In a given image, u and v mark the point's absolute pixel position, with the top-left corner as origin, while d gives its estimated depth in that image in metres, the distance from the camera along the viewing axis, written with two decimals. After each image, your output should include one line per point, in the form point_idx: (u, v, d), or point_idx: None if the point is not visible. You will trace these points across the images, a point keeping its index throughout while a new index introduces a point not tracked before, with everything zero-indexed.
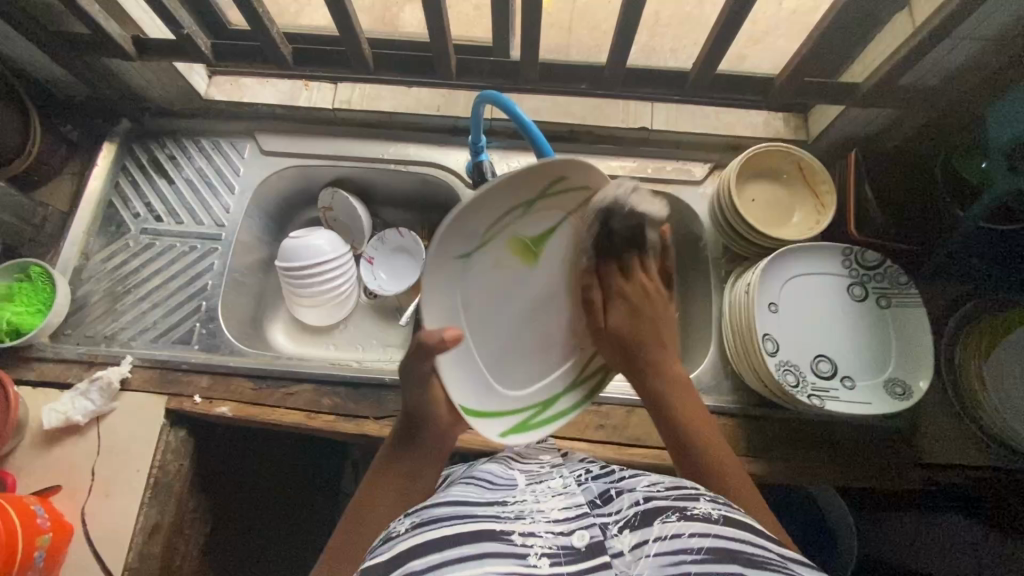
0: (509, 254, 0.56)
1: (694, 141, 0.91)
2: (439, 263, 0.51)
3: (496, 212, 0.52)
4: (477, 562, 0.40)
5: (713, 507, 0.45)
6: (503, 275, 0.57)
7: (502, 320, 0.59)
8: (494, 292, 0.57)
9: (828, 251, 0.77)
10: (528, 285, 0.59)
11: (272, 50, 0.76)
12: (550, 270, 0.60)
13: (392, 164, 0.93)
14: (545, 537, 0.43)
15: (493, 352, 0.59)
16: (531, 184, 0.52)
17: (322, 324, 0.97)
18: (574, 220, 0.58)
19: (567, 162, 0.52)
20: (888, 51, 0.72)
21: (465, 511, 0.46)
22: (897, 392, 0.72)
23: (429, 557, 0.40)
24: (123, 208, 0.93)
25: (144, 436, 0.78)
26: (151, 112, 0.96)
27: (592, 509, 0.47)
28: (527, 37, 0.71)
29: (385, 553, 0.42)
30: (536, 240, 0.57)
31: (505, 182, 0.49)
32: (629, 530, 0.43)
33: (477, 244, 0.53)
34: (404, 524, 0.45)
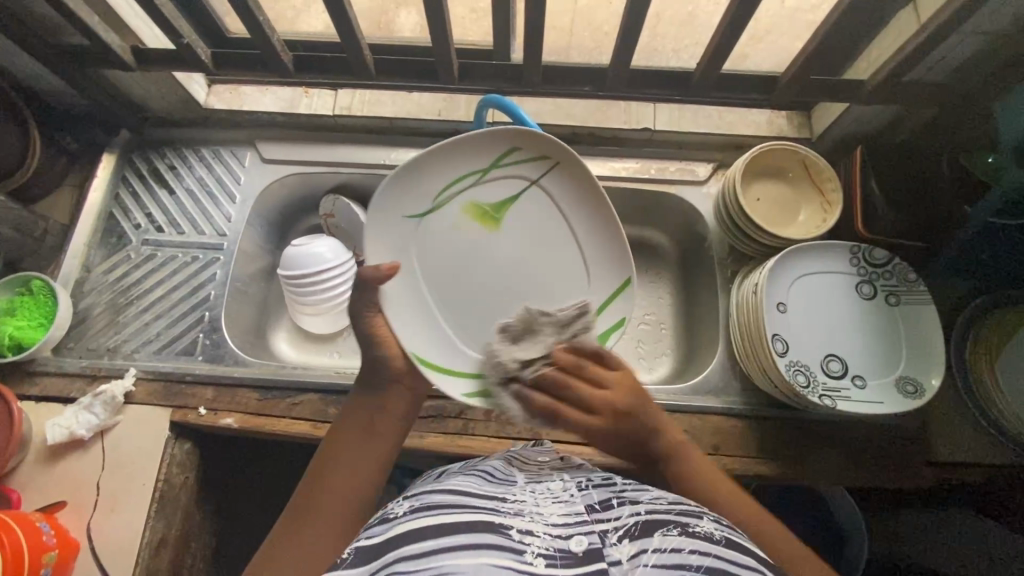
0: (468, 219, 0.62)
1: (697, 141, 0.91)
2: (394, 218, 0.59)
3: (450, 175, 0.60)
4: (470, 553, 0.40)
5: (716, 527, 0.44)
6: (461, 239, 0.61)
7: (465, 281, 0.61)
8: (452, 250, 0.61)
9: (836, 250, 0.76)
10: (490, 250, 0.62)
11: (273, 58, 0.76)
12: (516, 239, 0.63)
13: (394, 170, 0.93)
14: (542, 538, 0.43)
15: (456, 310, 0.61)
16: (477, 150, 0.60)
17: (326, 331, 0.96)
18: (534, 190, 0.63)
19: (514, 134, 0.61)
20: (893, 48, 0.71)
21: (465, 503, 0.46)
22: (909, 390, 0.71)
23: (421, 543, 0.41)
24: (124, 219, 0.92)
25: (149, 450, 0.77)
26: (151, 122, 0.96)
27: (590, 513, 0.47)
28: (529, 40, 0.70)
29: (379, 535, 0.44)
30: (495, 207, 0.62)
31: (447, 145, 0.59)
32: (628, 539, 0.43)
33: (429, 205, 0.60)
34: (405, 506, 0.47)
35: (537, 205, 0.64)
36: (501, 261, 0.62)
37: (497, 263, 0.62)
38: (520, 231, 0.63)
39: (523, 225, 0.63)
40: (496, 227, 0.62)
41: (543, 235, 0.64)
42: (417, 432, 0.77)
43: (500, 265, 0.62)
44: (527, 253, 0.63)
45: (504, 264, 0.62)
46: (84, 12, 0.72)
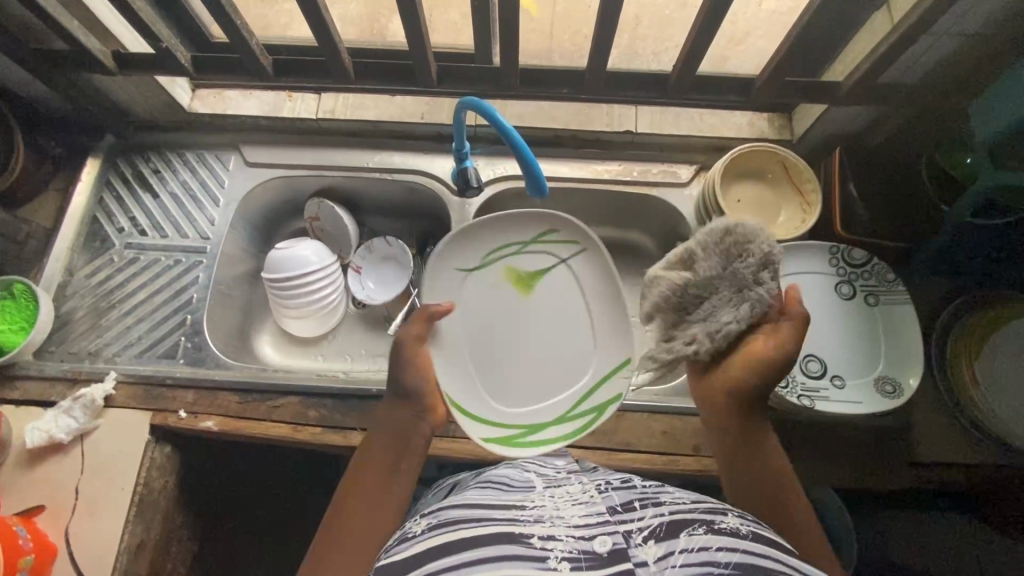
0: (505, 281, 0.70)
1: (679, 143, 0.91)
2: (444, 268, 0.69)
3: (496, 241, 0.70)
4: (493, 563, 0.41)
5: (741, 522, 0.45)
6: (497, 298, 0.70)
7: (491, 338, 0.69)
8: (487, 306, 0.70)
9: (815, 251, 0.77)
10: (517, 313, 0.70)
11: (253, 62, 0.76)
12: (542, 308, 0.70)
13: (377, 173, 0.93)
14: (565, 542, 0.43)
15: (480, 363, 0.69)
16: (523, 223, 0.69)
17: (309, 335, 0.96)
18: (564, 267, 0.70)
19: (555, 216, 0.69)
20: (867, 49, 0.72)
21: (484, 513, 0.47)
22: (888, 390, 0.71)
23: (445, 555, 0.43)
24: (108, 222, 0.92)
25: (128, 453, 0.77)
26: (136, 126, 0.96)
27: (612, 515, 0.47)
28: (506, 44, 0.71)
29: (401, 554, 0.44)
30: (531, 275, 0.70)
31: (497, 218, 0.69)
32: (654, 540, 0.43)
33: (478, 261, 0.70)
34: (422, 524, 0.48)
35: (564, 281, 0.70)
36: (525, 323, 0.69)
37: (521, 323, 0.69)
38: (544, 303, 0.70)
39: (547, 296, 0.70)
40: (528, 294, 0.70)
41: (566, 307, 0.70)
42: None
43: (524, 328, 0.69)
44: (547, 323, 0.69)
45: (529, 327, 0.69)
46: (65, 18, 0.72)
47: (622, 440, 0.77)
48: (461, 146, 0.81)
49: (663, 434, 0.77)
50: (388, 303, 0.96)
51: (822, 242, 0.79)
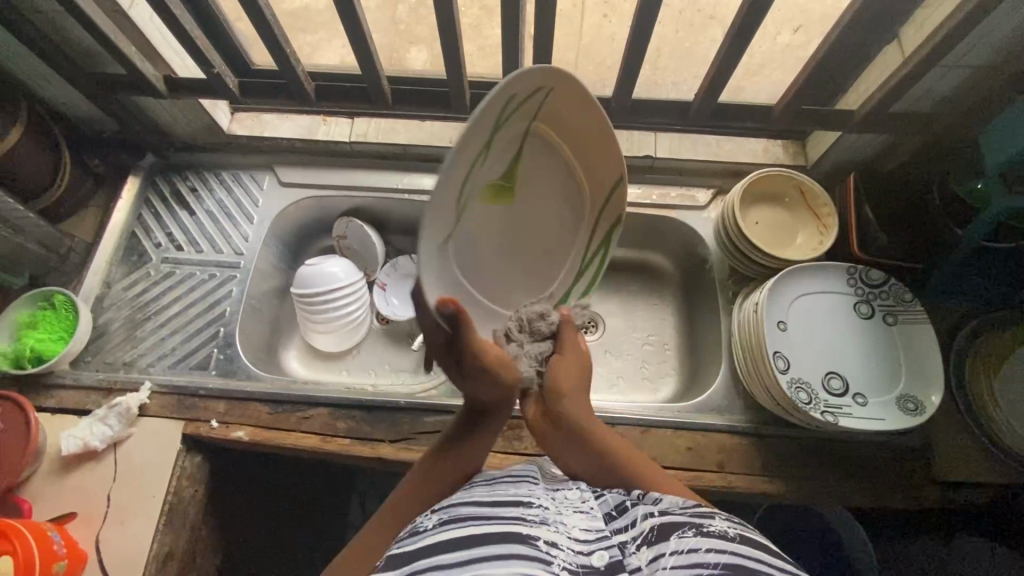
0: (487, 202, 0.55)
1: (697, 168, 0.95)
2: (436, 240, 0.49)
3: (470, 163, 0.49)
4: (501, 561, 0.43)
5: (728, 524, 0.45)
6: (529, 197, 0.59)
7: (510, 272, 0.62)
8: (465, 250, 0.55)
9: (834, 270, 0.79)
10: (511, 216, 0.59)
11: (297, 86, 0.80)
12: (524, 194, 0.58)
13: (406, 194, 0.97)
14: (566, 551, 0.46)
15: (507, 295, 0.63)
16: (506, 128, 0.52)
17: (336, 350, 0.99)
18: (531, 135, 0.56)
19: (517, 78, 0.48)
20: (879, 80, 0.76)
21: (492, 512, 0.48)
22: (910, 407, 0.73)
23: (451, 555, 0.44)
24: (145, 237, 0.96)
25: (161, 461, 0.78)
26: (175, 147, 1.00)
27: (609, 524, 0.49)
28: (538, 72, 0.75)
29: (412, 544, 0.47)
30: (503, 178, 0.55)
31: (470, 130, 0.46)
32: (646, 545, 0.45)
33: (487, 156, 0.52)
34: (434, 518, 0.49)
35: (582, 119, 0.57)
36: (524, 232, 0.61)
37: (507, 257, 0.61)
38: (535, 216, 0.61)
39: (560, 192, 0.62)
40: (513, 198, 0.57)
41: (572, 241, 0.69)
42: (425, 445, 0.78)
43: (513, 250, 0.61)
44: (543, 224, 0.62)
45: (527, 236, 0.61)
46: (122, 42, 0.76)
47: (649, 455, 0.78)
48: None
49: (688, 450, 0.78)
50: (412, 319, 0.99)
51: (840, 263, 0.81)
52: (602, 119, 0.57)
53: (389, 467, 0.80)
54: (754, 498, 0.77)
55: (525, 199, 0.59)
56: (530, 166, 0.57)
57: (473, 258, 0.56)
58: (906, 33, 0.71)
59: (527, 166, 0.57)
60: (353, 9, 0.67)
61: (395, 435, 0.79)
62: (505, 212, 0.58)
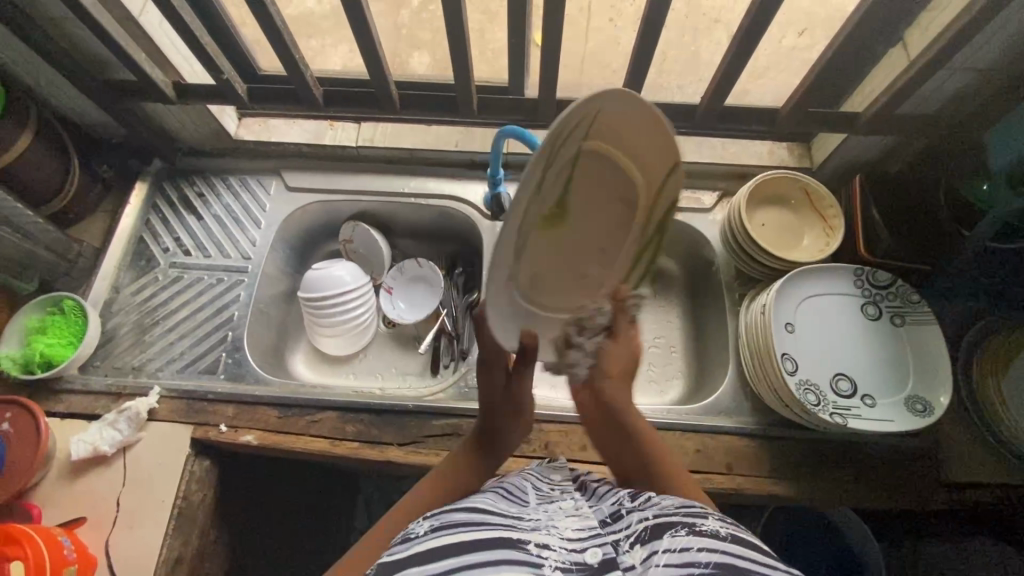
0: (546, 231, 0.52)
1: (702, 171, 0.95)
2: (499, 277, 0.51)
3: (526, 203, 0.47)
4: (492, 565, 0.42)
5: (721, 525, 0.45)
6: (582, 212, 0.54)
7: (574, 278, 0.60)
8: (526, 272, 0.55)
9: (841, 272, 0.79)
10: (572, 231, 0.55)
11: (305, 91, 0.80)
12: (585, 209, 0.54)
13: (413, 198, 0.97)
14: (558, 551, 0.45)
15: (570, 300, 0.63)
16: (563, 156, 0.47)
17: (343, 354, 0.99)
18: (590, 154, 0.49)
19: (571, 113, 0.43)
20: (885, 83, 0.76)
21: (482, 518, 0.48)
22: (918, 409, 0.73)
23: (441, 558, 0.43)
24: (153, 242, 0.96)
25: (170, 465, 0.78)
26: (183, 152, 1.01)
27: (603, 527, 0.48)
28: (545, 77, 0.75)
29: (401, 550, 0.45)
30: (561, 203, 0.51)
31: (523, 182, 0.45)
32: (639, 544, 0.45)
33: (538, 191, 0.48)
34: (424, 526, 0.48)
35: (638, 119, 0.48)
36: (583, 243, 0.57)
37: (565, 266, 0.58)
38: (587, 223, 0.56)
39: (620, 199, 0.55)
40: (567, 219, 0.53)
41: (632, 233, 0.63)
42: (433, 448, 0.78)
43: (576, 259, 0.58)
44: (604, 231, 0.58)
45: (583, 241, 0.57)
46: (130, 48, 0.77)
47: None
48: (495, 172, 0.86)
49: (696, 453, 0.78)
50: (419, 322, 0.99)
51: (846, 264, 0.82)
52: (658, 118, 0.49)
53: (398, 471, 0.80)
54: (762, 500, 0.77)
55: (581, 209, 0.54)
56: (584, 184, 0.51)
57: (531, 278, 0.56)
58: (912, 36, 0.71)
59: (580, 185, 0.51)
60: (362, 15, 0.68)
61: (404, 439, 0.79)
62: (566, 232, 0.55)
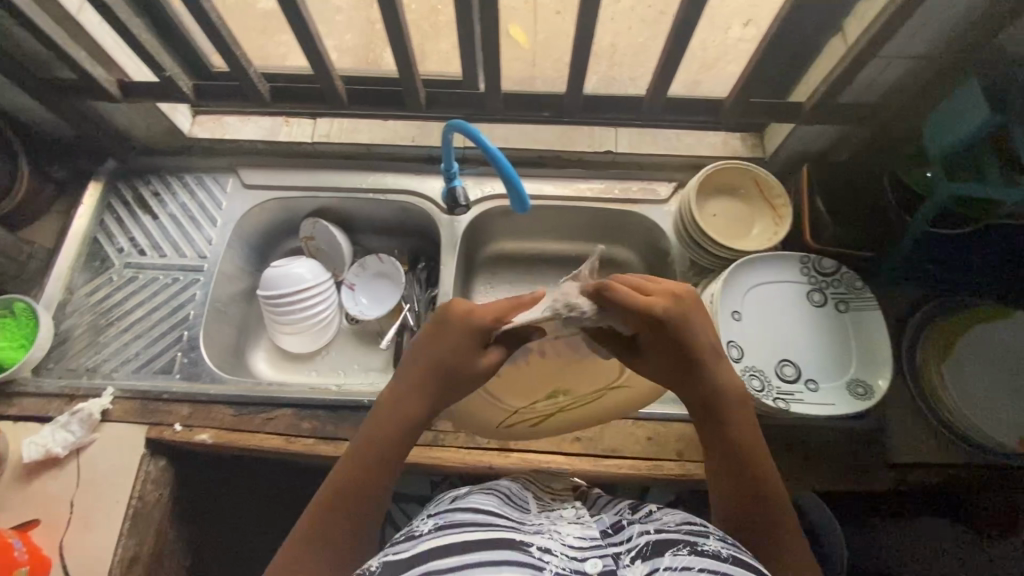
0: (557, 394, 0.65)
1: (656, 163, 0.96)
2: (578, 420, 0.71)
3: (509, 415, 0.70)
4: (494, 567, 0.44)
5: (722, 545, 0.48)
6: (529, 382, 0.65)
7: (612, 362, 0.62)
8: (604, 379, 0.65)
9: (787, 260, 0.81)
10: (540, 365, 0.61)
11: (251, 88, 0.80)
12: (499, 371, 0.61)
13: (370, 193, 0.97)
14: (560, 558, 0.46)
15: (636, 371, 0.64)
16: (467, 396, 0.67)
17: (305, 351, 0.99)
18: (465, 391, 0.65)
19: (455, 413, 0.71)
20: (825, 71, 0.77)
21: (486, 520, 0.49)
22: (860, 392, 0.75)
23: (445, 558, 0.45)
24: (108, 243, 0.95)
25: (125, 467, 0.78)
26: (137, 151, 1.00)
27: (604, 538, 0.50)
28: (489, 70, 0.76)
29: (408, 550, 0.47)
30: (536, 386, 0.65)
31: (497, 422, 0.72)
32: (641, 559, 0.46)
33: (520, 410, 0.69)
34: (429, 524, 0.49)
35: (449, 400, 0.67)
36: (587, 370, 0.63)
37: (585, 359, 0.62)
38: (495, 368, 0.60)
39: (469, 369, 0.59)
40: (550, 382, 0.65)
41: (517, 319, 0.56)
42: None
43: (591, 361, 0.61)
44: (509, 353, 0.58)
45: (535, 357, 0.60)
46: (70, 47, 0.76)
47: (608, 446, 0.79)
48: (450, 166, 0.85)
49: (648, 440, 0.79)
50: (381, 318, 1.00)
51: (793, 252, 0.83)
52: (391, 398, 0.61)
53: None
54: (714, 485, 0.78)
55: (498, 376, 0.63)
56: (507, 392, 0.66)
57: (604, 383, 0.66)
58: (848, 25, 0.72)
59: (514, 395, 0.67)
60: (298, 10, 0.68)
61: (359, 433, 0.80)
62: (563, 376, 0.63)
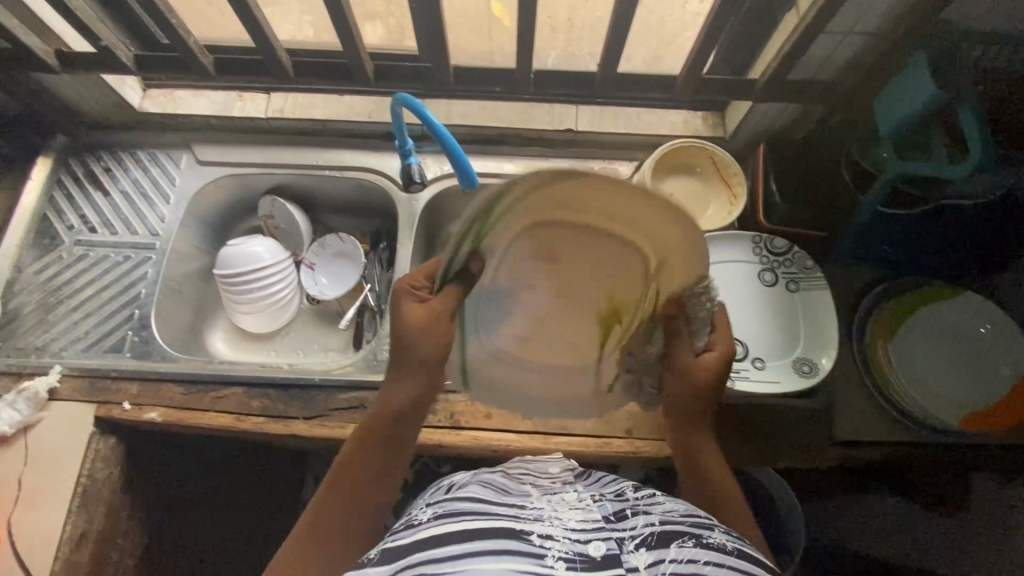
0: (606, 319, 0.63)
1: (617, 142, 0.95)
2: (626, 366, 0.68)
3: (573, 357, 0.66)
4: (496, 555, 0.44)
5: (727, 538, 0.49)
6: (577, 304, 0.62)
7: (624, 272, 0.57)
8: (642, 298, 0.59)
9: (738, 240, 0.82)
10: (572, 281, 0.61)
11: (193, 61, 0.78)
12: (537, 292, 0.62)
13: (327, 170, 0.95)
14: (563, 542, 0.47)
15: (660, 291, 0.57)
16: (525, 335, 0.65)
17: (263, 330, 0.98)
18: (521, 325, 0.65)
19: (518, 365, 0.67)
20: (778, 47, 0.76)
21: (488, 509, 0.50)
22: (805, 369, 0.76)
23: (449, 546, 0.46)
24: (57, 220, 0.94)
25: (74, 444, 0.78)
26: (87, 126, 0.98)
27: (607, 522, 0.50)
28: (434, 42, 0.74)
29: (410, 538, 0.48)
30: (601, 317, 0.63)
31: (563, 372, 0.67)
32: (645, 547, 0.47)
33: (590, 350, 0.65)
34: (428, 513, 0.51)
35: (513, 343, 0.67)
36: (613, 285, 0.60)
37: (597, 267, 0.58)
38: (493, 300, 0.65)
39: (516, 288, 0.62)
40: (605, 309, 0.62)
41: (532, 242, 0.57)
42: (339, 420, 0.79)
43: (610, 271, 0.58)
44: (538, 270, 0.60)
45: (563, 267, 0.60)
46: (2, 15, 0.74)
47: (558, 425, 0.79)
48: (404, 142, 0.84)
49: (598, 418, 0.79)
50: (340, 298, 0.99)
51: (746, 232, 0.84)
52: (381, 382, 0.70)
53: (306, 443, 0.81)
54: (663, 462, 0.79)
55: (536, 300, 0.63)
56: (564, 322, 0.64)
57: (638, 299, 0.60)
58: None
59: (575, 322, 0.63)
60: None
61: (309, 412, 0.80)
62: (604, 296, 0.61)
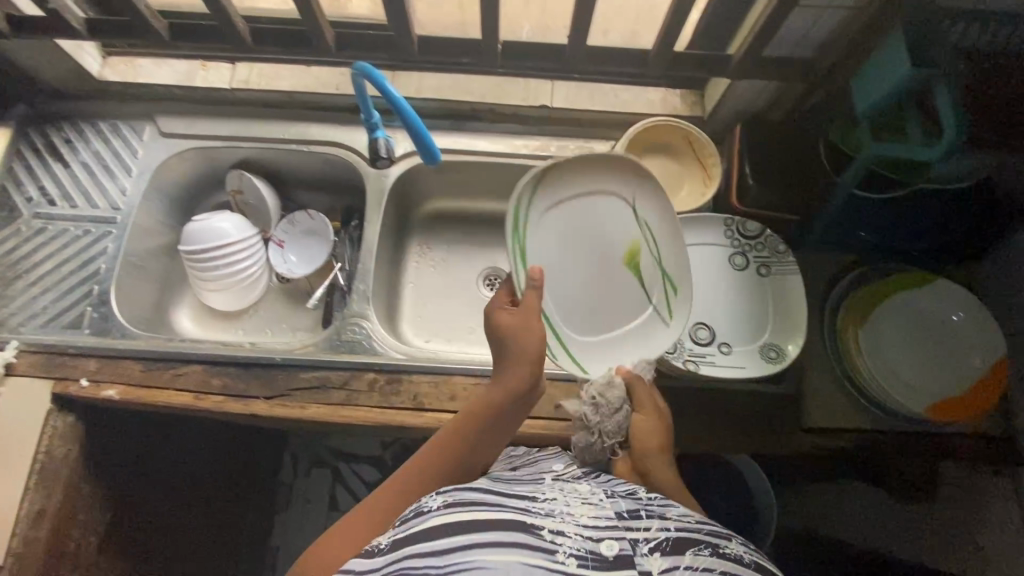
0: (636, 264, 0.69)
1: (594, 120, 0.92)
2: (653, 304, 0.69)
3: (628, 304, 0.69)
4: (507, 547, 0.44)
5: (743, 550, 0.49)
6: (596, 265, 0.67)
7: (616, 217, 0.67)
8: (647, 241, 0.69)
9: (710, 223, 0.80)
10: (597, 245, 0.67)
11: (146, 27, 0.76)
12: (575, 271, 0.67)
13: (295, 144, 0.93)
14: (573, 538, 0.47)
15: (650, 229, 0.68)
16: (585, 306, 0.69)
17: (231, 309, 0.96)
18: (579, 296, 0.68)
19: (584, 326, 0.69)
20: (756, 20, 0.73)
21: (500, 500, 0.49)
22: (772, 355, 0.74)
23: (462, 534, 0.45)
24: (16, 192, 0.91)
25: (29, 420, 0.77)
26: (45, 94, 0.94)
27: (619, 519, 0.50)
28: (394, 9, 0.71)
29: (420, 522, 0.46)
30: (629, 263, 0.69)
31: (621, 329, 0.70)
32: (660, 552, 0.46)
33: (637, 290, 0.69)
34: (439, 498, 0.49)
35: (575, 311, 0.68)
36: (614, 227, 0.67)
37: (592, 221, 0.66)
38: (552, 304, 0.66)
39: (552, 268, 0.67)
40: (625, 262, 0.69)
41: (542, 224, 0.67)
42: (299, 400, 0.78)
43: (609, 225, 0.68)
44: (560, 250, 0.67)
45: None
46: None
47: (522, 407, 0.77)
48: (371, 115, 0.84)
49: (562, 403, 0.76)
50: (309, 276, 0.97)
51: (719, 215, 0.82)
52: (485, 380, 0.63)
53: (267, 423, 0.79)
54: None
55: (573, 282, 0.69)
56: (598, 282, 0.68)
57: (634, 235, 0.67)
58: None
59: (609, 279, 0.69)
60: None
61: (270, 392, 0.78)
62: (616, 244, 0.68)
